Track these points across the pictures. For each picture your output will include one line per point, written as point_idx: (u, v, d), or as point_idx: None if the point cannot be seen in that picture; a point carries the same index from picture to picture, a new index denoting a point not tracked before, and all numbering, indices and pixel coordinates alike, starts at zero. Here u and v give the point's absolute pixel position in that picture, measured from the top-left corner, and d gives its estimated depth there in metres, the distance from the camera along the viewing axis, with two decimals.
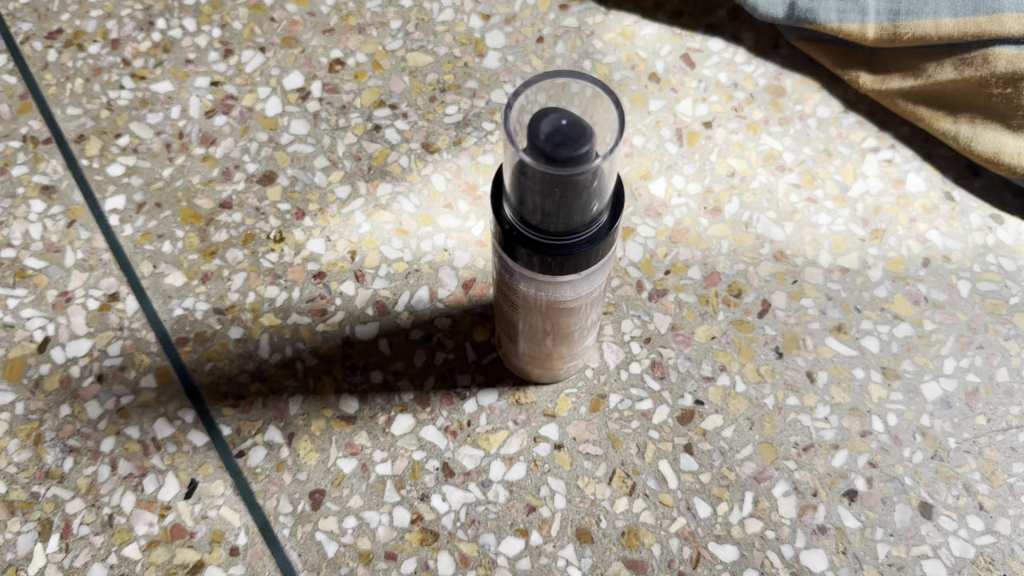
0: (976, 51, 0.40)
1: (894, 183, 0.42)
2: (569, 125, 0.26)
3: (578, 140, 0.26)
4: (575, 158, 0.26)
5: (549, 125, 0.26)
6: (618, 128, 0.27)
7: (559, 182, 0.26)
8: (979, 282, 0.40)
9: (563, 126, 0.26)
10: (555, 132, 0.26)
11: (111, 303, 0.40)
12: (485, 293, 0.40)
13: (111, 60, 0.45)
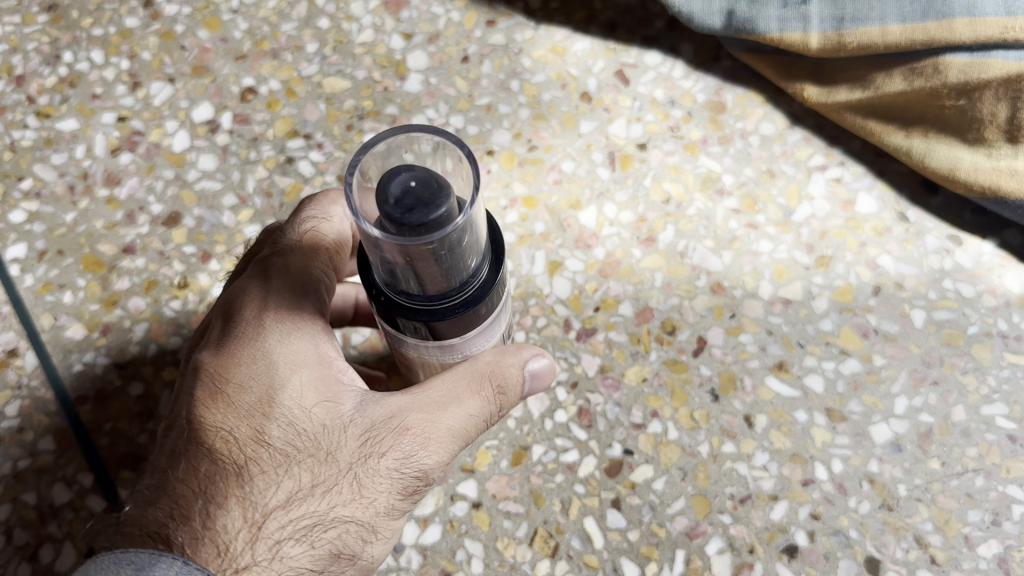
0: (927, 60, 0.37)
1: (843, 204, 0.39)
2: (423, 185, 0.23)
3: (431, 203, 0.23)
4: (428, 224, 0.23)
5: (400, 185, 0.23)
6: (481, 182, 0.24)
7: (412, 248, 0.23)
8: (934, 310, 0.37)
9: (416, 187, 0.23)
10: (405, 194, 0.23)
11: (9, 360, 0.38)
12: None
13: (15, 98, 0.43)
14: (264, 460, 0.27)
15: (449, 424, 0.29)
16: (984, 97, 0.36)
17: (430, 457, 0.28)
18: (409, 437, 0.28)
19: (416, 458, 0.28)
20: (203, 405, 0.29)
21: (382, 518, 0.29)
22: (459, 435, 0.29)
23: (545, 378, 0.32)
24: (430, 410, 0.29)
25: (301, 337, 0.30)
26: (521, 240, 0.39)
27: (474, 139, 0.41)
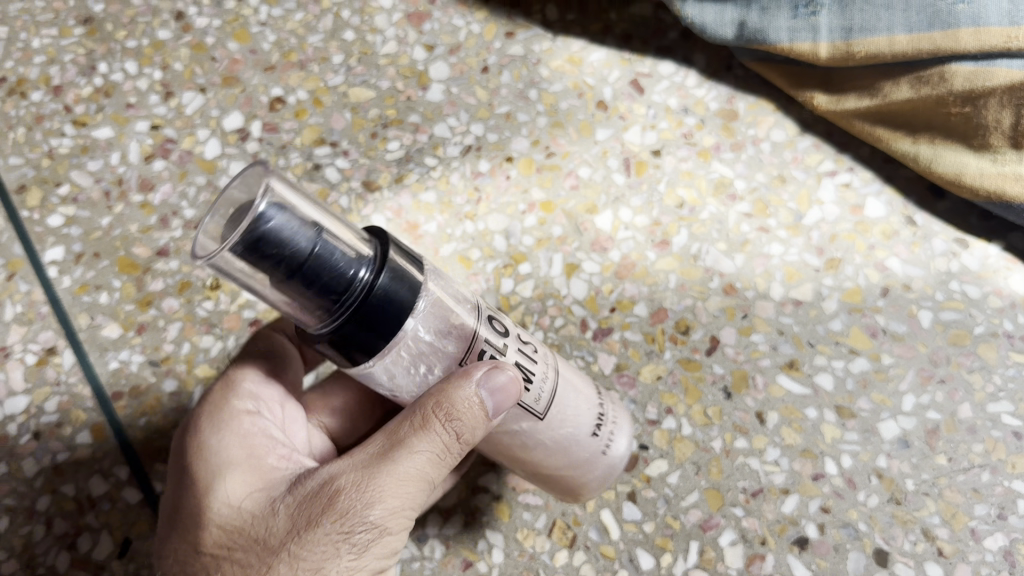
0: (933, 69, 0.38)
1: (852, 208, 0.40)
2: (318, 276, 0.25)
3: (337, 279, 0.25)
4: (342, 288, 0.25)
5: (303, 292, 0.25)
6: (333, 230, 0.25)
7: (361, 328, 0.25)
8: (941, 311, 0.38)
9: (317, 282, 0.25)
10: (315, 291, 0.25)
11: (48, 358, 0.39)
12: None
13: (53, 107, 0.44)
14: (207, 568, 0.28)
15: (391, 473, 0.27)
16: (988, 104, 0.37)
17: (375, 508, 0.27)
18: (351, 492, 0.27)
19: (357, 514, 0.27)
20: (162, 540, 0.30)
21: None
22: (395, 480, 0.27)
23: (510, 391, 0.28)
24: (365, 460, 0.28)
25: (230, 437, 0.31)
26: (539, 243, 0.40)
27: (494, 147, 0.42)
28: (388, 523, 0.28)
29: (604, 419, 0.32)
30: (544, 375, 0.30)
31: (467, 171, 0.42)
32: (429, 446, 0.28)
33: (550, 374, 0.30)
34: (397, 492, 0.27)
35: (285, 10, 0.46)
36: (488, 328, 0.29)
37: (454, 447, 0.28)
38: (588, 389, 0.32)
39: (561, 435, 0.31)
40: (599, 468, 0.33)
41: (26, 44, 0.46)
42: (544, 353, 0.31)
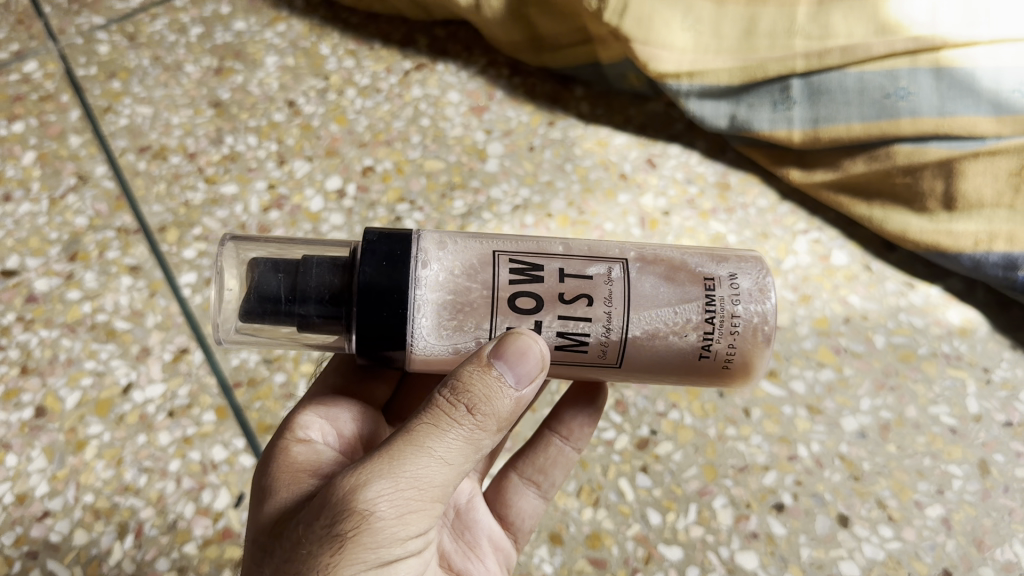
0: (881, 149, 0.50)
1: (821, 258, 0.51)
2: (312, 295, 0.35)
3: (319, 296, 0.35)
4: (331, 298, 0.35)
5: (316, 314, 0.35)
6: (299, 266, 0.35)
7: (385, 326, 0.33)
8: (892, 336, 0.48)
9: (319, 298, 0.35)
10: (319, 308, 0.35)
11: (182, 355, 0.50)
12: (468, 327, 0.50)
13: (188, 168, 0.56)
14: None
15: (393, 452, 0.31)
16: (924, 175, 0.49)
17: (371, 486, 0.30)
18: (357, 473, 0.30)
19: (357, 488, 0.30)
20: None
21: (361, 561, 0.30)
22: (400, 460, 0.30)
23: (523, 354, 0.32)
24: (375, 451, 0.31)
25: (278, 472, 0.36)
26: None
27: (538, 206, 0.53)
28: (395, 499, 0.30)
29: (710, 330, 0.34)
30: (609, 328, 0.34)
31: (517, 223, 0.53)
32: (438, 425, 0.31)
33: (613, 322, 0.34)
34: (399, 472, 0.30)
35: (375, 104, 0.59)
36: (512, 309, 0.34)
37: (467, 418, 0.32)
38: (678, 309, 0.34)
39: (659, 360, 0.35)
40: (734, 359, 0.35)
41: (167, 121, 0.58)
42: (608, 295, 0.34)
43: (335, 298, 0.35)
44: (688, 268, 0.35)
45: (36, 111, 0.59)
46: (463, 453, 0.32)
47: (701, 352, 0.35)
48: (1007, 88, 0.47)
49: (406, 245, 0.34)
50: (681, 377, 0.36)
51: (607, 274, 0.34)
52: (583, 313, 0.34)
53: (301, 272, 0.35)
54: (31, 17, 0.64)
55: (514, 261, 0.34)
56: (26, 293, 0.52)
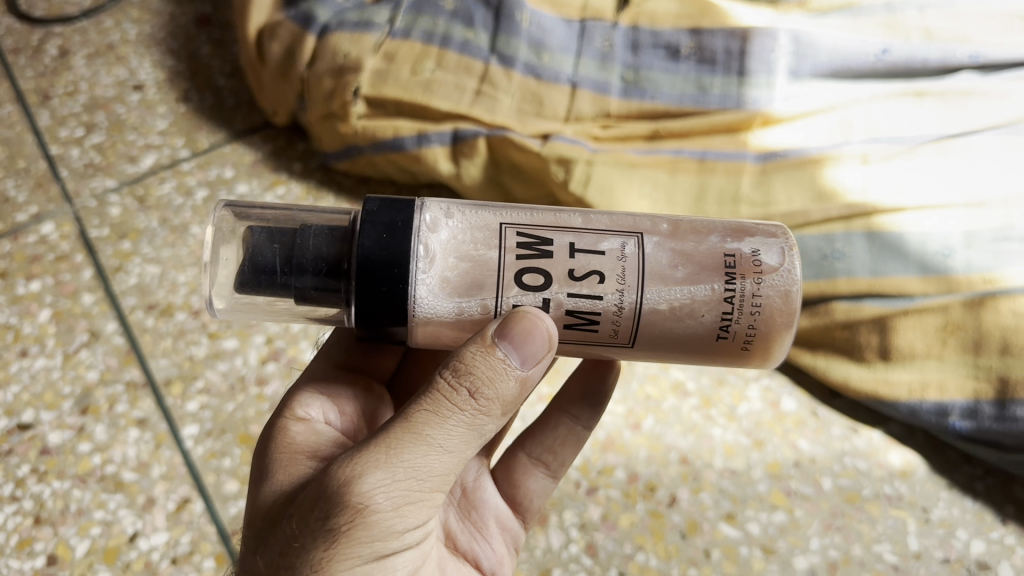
0: (822, 305, 0.56)
1: (772, 403, 0.56)
2: (309, 262, 0.39)
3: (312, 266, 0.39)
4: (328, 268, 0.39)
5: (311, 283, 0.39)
6: (294, 235, 0.39)
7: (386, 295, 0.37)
8: (838, 478, 0.53)
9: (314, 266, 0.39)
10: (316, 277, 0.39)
11: (184, 505, 0.54)
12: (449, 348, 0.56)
13: (193, 324, 0.61)
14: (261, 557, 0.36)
15: (392, 442, 0.34)
16: (860, 329, 0.55)
17: (367, 477, 0.34)
18: (358, 464, 0.34)
19: (353, 479, 0.34)
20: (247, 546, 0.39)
21: (357, 549, 0.34)
22: (397, 450, 0.34)
23: (525, 335, 0.35)
24: (376, 437, 0.35)
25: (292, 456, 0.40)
26: None
27: None
28: (392, 488, 0.34)
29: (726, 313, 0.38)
30: (623, 304, 0.38)
31: None
32: (438, 412, 0.35)
33: (625, 298, 0.38)
34: (393, 463, 0.34)
35: None
36: (518, 286, 0.38)
37: (468, 403, 0.35)
38: (695, 289, 0.38)
39: (676, 335, 0.39)
40: (756, 333, 0.39)
41: (174, 279, 0.64)
42: (621, 271, 0.38)
43: (328, 271, 0.39)
44: (711, 246, 0.39)
45: (52, 270, 0.64)
46: (463, 438, 0.35)
47: (718, 334, 0.39)
48: (931, 248, 0.54)
49: (407, 213, 0.38)
50: (695, 354, 0.40)
51: (619, 250, 0.38)
52: (595, 291, 0.38)
53: (297, 246, 0.39)
54: (49, 180, 0.70)
55: (521, 233, 0.38)
56: (41, 446, 0.56)
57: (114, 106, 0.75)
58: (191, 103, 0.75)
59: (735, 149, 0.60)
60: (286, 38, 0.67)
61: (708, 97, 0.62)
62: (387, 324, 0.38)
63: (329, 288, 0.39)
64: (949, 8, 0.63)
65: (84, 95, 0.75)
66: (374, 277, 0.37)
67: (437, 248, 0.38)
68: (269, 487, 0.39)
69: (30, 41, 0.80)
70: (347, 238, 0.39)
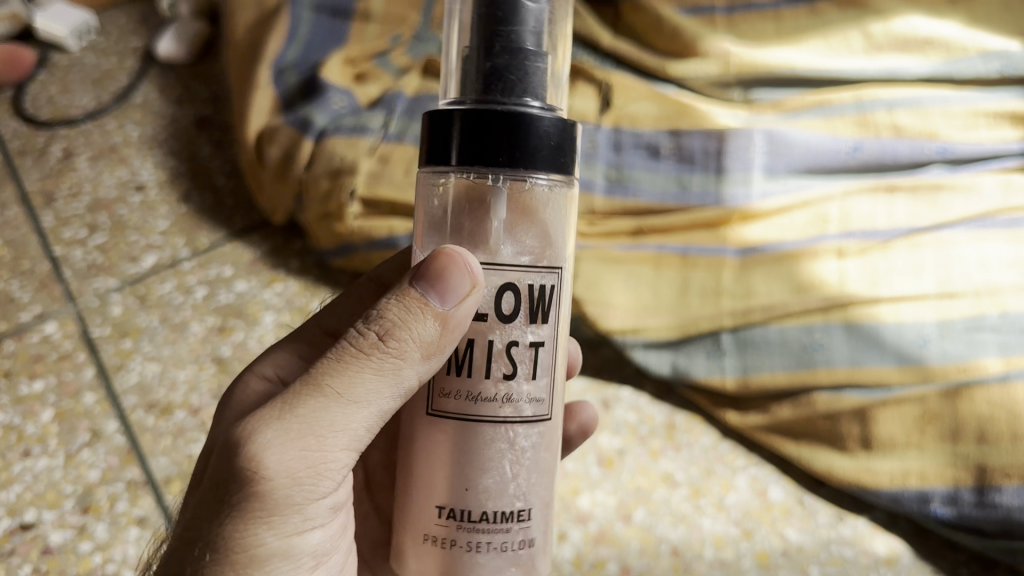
0: (803, 396, 0.58)
1: (760, 492, 0.59)
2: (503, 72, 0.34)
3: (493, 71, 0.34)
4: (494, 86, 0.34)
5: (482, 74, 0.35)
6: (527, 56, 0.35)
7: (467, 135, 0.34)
8: (826, 566, 0.56)
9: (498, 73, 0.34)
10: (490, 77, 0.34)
11: None
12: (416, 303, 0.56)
13: (193, 422, 0.63)
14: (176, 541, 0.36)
15: (289, 400, 0.34)
16: (841, 420, 0.57)
17: (257, 436, 0.33)
18: (252, 420, 0.34)
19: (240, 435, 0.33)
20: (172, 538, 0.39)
21: (256, 513, 0.34)
22: (291, 406, 0.34)
23: (448, 275, 0.34)
24: (274, 400, 0.35)
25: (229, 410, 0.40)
26: None
27: None
28: (289, 447, 0.34)
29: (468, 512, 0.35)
30: (493, 389, 0.35)
31: None
32: (343, 362, 0.35)
33: (495, 392, 0.35)
34: (288, 417, 0.34)
35: None
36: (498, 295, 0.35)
37: (373, 347, 0.35)
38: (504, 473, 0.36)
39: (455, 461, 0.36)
40: (450, 553, 0.36)
41: (173, 376, 0.65)
42: (519, 393, 0.35)
43: (502, 81, 0.34)
44: (534, 492, 0.37)
45: (55, 370, 0.66)
46: (367, 389, 0.35)
47: (448, 509, 0.36)
48: (907, 339, 0.56)
49: (559, 154, 0.35)
50: (422, 499, 0.37)
51: (538, 396, 0.36)
52: (496, 371, 0.35)
53: (525, 59, 0.34)
54: (52, 281, 0.72)
55: (539, 287, 0.35)
56: (42, 545, 0.57)
57: (116, 207, 0.77)
58: (192, 204, 0.78)
59: (715, 245, 0.63)
60: (284, 142, 0.70)
61: (688, 194, 0.65)
62: (455, 123, 0.34)
63: (490, 84, 0.35)
64: (916, 106, 0.65)
65: (87, 196, 0.78)
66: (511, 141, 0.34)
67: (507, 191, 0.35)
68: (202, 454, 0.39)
69: (35, 144, 0.83)
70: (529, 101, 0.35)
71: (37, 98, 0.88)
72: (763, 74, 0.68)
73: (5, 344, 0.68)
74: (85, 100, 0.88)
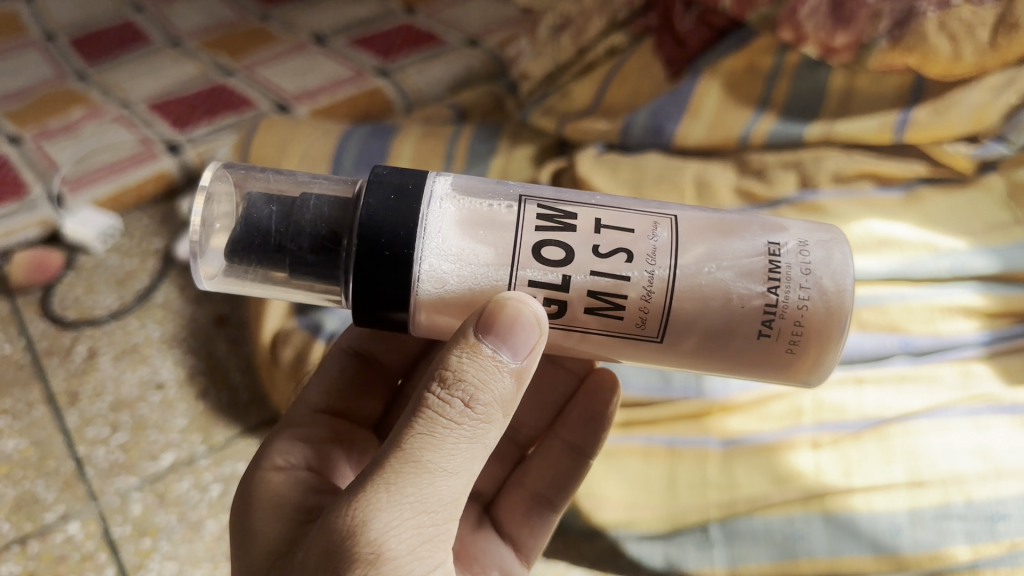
0: None
1: None
2: (298, 233, 0.46)
3: (309, 234, 0.46)
4: (320, 236, 0.46)
5: (305, 245, 0.46)
6: (286, 213, 0.46)
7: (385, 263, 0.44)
8: None
9: (309, 229, 0.46)
10: (310, 236, 0.46)
11: None
12: (359, 346, 0.66)
13: None
14: None
15: (389, 472, 0.40)
16: None
17: (380, 511, 0.39)
18: (363, 503, 0.40)
19: (359, 513, 0.39)
20: None
21: None
22: (399, 478, 0.40)
23: (502, 319, 0.41)
24: (375, 475, 0.40)
25: (262, 507, 0.49)
26: None
27: None
28: (403, 525, 0.40)
29: (773, 287, 0.45)
30: (653, 277, 0.44)
31: None
32: (436, 440, 0.41)
33: (655, 276, 0.44)
34: (402, 490, 0.40)
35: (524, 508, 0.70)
36: (547, 256, 0.45)
37: (468, 414, 0.41)
38: (731, 269, 0.45)
39: (693, 347, 0.46)
40: (805, 331, 0.45)
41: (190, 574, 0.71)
42: (649, 252, 0.45)
43: (321, 235, 0.46)
44: (754, 257, 0.45)
45: (77, 570, 0.70)
46: (466, 454, 0.42)
47: (762, 328, 0.45)
48: (881, 527, 0.60)
49: (382, 194, 0.45)
50: (747, 355, 0.46)
51: (647, 236, 0.45)
52: (619, 266, 0.45)
53: (288, 217, 0.46)
54: (76, 481, 0.76)
55: (545, 218, 0.46)
56: None
57: (137, 406, 0.82)
58: (209, 400, 0.83)
59: (699, 436, 0.68)
60: (297, 345, 0.76)
61: (671, 387, 0.71)
62: (386, 288, 0.45)
63: (323, 240, 0.46)
64: (877, 303, 0.71)
65: (110, 395, 0.83)
66: (376, 236, 0.44)
67: (471, 235, 0.45)
68: (254, 549, 0.46)
69: (62, 344, 0.89)
70: (324, 215, 0.46)
71: (64, 299, 0.94)
72: None
73: (29, 546, 0.71)
74: (109, 301, 0.94)
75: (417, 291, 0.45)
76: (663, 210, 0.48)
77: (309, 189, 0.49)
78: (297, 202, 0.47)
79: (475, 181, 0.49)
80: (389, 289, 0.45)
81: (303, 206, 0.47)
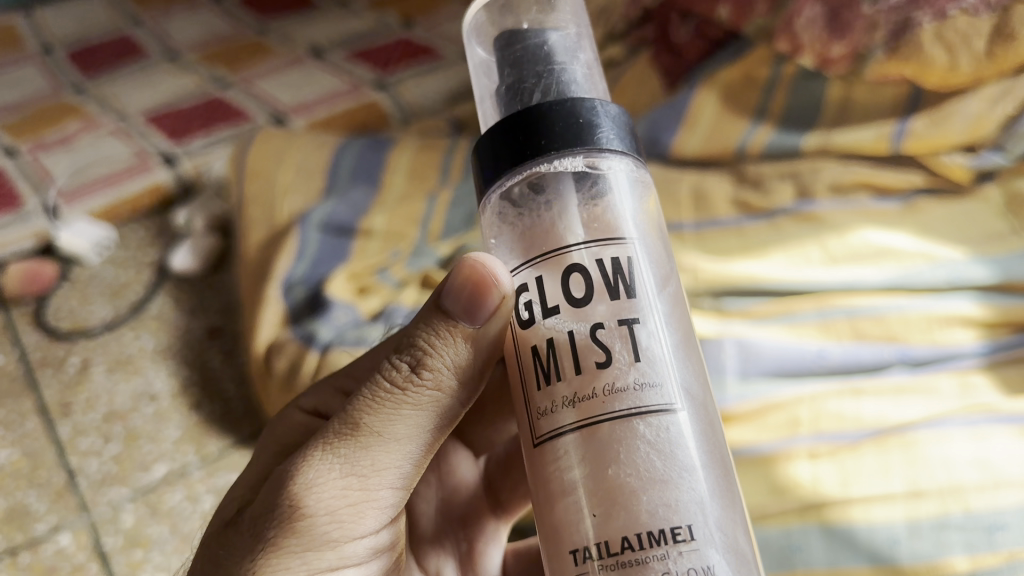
0: None
1: None
2: (515, 68, 0.44)
3: (518, 75, 0.43)
4: (521, 86, 0.43)
5: (511, 81, 0.44)
6: (538, 52, 0.44)
7: (514, 140, 0.39)
8: None
9: (519, 74, 0.43)
10: (516, 80, 0.43)
11: None
12: None
13: None
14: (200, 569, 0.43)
15: (329, 431, 0.40)
16: None
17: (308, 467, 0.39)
18: (297, 460, 0.40)
19: (287, 468, 0.40)
20: None
21: (295, 542, 0.39)
22: (334, 438, 0.40)
23: (465, 277, 0.39)
24: (316, 435, 0.40)
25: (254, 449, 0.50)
26: None
27: None
28: (327, 484, 0.39)
29: (641, 542, 0.35)
30: (605, 394, 0.36)
31: None
32: (377, 402, 0.40)
33: (606, 403, 0.36)
34: (333, 450, 0.40)
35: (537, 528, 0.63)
36: (573, 277, 0.38)
37: (413, 380, 0.40)
38: (645, 479, 0.35)
39: (547, 488, 0.38)
40: None
41: None
42: (622, 385, 0.36)
43: (523, 88, 0.43)
44: (675, 505, 0.35)
45: None
46: (407, 423, 0.41)
47: (594, 545, 0.36)
48: (879, 538, 0.58)
49: (581, 113, 0.39)
50: (565, 560, 0.37)
51: (644, 387, 0.36)
52: (595, 356, 0.37)
53: (537, 58, 0.44)
54: (68, 492, 0.75)
55: (617, 263, 0.38)
56: None
57: (130, 417, 0.82)
58: (203, 411, 0.82)
59: None
60: (291, 355, 0.75)
61: None
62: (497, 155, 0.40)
63: (515, 94, 0.43)
64: (875, 314, 0.70)
65: (103, 406, 0.82)
66: (524, 126, 0.39)
67: (559, 204, 0.39)
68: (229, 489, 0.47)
69: (56, 355, 0.88)
70: (540, 80, 0.43)
71: (58, 310, 0.94)
72: (729, 286, 0.75)
73: (20, 557, 0.71)
74: (103, 312, 0.94)
75: (486, 195, 0.41)
76: (702, 413, 0.38)
77: (574, 62, 0.45)
78: (549, 59, 0.44)
79: (647, 193, 0.41)
80: (496, 159, 0.40)
81: (545, 68, 0.43)
